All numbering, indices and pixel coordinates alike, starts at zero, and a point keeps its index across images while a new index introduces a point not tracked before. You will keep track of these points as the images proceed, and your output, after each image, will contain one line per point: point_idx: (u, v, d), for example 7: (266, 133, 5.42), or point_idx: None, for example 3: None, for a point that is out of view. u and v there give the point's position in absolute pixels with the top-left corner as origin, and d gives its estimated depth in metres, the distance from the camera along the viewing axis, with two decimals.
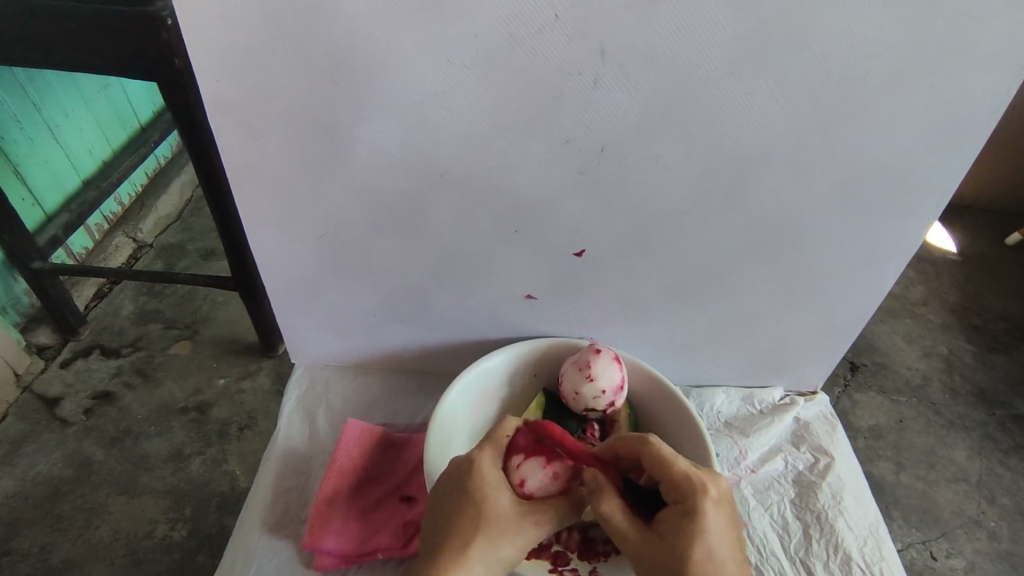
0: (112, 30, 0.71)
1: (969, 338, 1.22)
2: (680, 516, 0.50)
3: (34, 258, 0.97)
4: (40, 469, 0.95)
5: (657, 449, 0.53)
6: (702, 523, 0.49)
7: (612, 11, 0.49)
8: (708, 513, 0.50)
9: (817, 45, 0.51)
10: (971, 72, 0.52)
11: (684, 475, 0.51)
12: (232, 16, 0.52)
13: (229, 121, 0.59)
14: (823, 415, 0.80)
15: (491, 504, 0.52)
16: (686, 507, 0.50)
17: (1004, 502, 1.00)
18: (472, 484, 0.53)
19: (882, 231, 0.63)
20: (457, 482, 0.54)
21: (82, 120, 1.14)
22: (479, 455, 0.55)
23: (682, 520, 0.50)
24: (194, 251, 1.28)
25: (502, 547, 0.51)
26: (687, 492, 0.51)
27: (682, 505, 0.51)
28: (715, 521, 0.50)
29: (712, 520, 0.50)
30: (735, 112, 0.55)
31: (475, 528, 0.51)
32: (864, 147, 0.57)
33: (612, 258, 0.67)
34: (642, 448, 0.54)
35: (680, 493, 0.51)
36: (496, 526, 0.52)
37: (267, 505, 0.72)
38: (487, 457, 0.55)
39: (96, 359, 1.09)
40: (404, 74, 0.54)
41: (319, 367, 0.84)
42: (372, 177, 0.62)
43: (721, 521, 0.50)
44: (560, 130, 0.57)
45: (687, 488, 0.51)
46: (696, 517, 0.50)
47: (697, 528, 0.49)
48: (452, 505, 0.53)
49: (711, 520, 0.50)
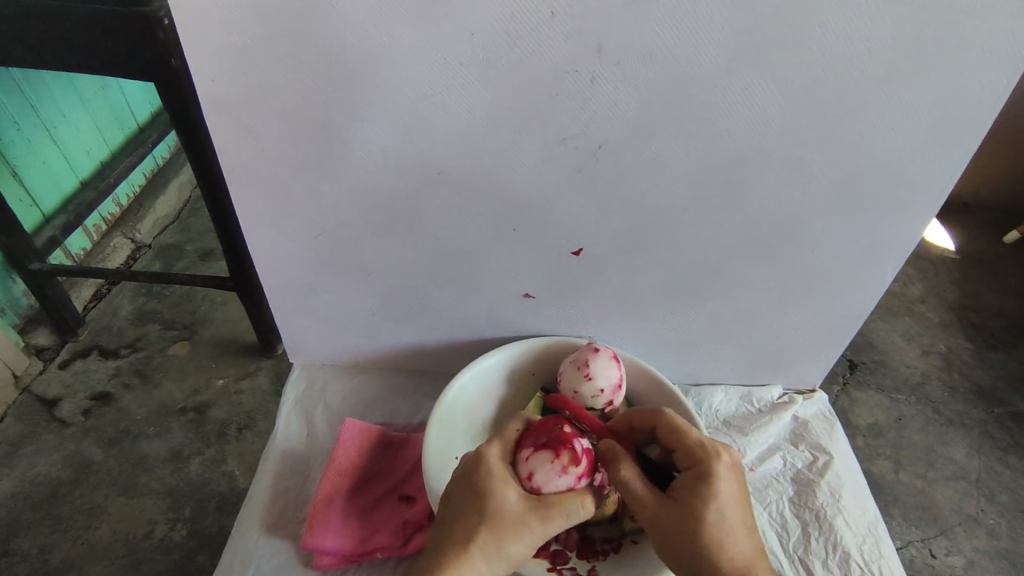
0: (109, 30, 0.71)
1: (968, 336, 1.22)
2: (695, 479, 0.51)
3: (32, 258, 0.97)
4: (39, 470, 0.95)
5: (672, 417, 0.56)
6: (717, 484, 0.51)
7: (608, 9, 0.49)
8: (722, 474, 0.51)
9: (813, 42, 0.51)
10: (968, 69, 0.52)
11: (697, 441, 0.54)
12: (228, 16, 0.52)
13: (225, 121, 0.59)
14: (821, 414, 0.80)
15: (499, 498, 0.52)
16: (700, 470, 0.52)
17: (1003, 500, 1.00)
18: (481, 475, 0.53)
19: (879, 228, 0.63)
20: (466, 479, 0.54)
21: (80, 120, 1.14)
22: (487, 451, 0.55)
23: (697, 482, 0.51)
24: (192, 251, 1.28)
25: (514, 540, 0.51)
26: (701, 455, 0.52)
27: (695, 468, 0.52)
28: (728, 482, 0.51)
29: (725, 483, 0.51)
30: (732, 110, 0.55)
31: (481, 528, 0.51)
32: (861, 144, 0.57)
33: (610, 257, 0.67)
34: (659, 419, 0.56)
35: (694, 456, 0.53)
36: (503, 522, 0.51)
37: (266, 504, 0.72)
38: (496, 453, 0.55)
39: (94, 360, 1.08)
40: (401, 73, 0.54)
41: (317, 367, 0.84)
42: (369, 176, 0.62)
43: (734, 485, 0.52)
44: (557, 128, 0.57)
45: (700, 452, 0.53)
46: (711, 478, 0.51)
47: (712, 489, 0.50)
48: (457, 509, 0.53)
49: (724, 482, 0.51)
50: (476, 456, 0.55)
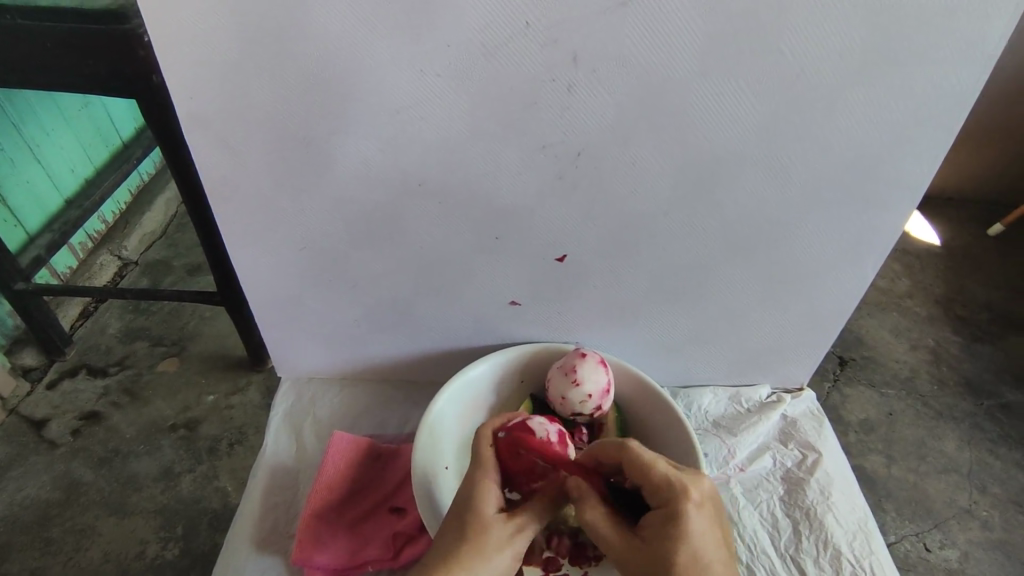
0: (88, 49, 0.71)
1: (955, 329, 1.23)
2: (663, 520, 0.50)
3: (17, 278, 0.96)
4: (28, 492, 0.94)
5: (637, 451, 0.53)
6: (683, 525, 0.49)
7: (582, 19, 0.50)
8: (690, 516, 0.49)
9: (785, 45, 0.51)
10: (938, 67, 0.52)
11: (665, 477, 0.51)
12: (204, 33, 0.52)
13: (204, 137, 0.59)
14: (809, 411, 0.81)
15: (486, 512, 0.51)
16: (669, 511, 0.50)
17: (995, 491, 1.01)
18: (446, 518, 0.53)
19: (857, 227, 0.64)
20: (459, 504, 0.53)
21: (63, 138, 1.14)
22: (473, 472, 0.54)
23: (666, 524, 0.49)
24: (180, 267, 1.27)
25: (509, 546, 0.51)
26: (668, 495, 0.50)
27: (665, 509, 0.50)
28: (698, 524, 0.49)
29: (695, 524, 0.49)
30: (708, 114, 0.55)
31: (470, 544, 0.50)
32: (837, 144, 0.57)
33: (593, 262, 0.67)
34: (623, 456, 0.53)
35: (662, 495, 0.51)
36: (488, 536, 0.51)
37: (256, 521, 0.72)
38: (479, 470, 0.54)
39: (83, 379, 1.08)
40: (379, 86, 0.54)
41: (305, 381, 0.84)
42: (351, 189, 0.62)
43: (704, 523, 0.49)
44: (536, 136, 0.57)
45: (667, 491, 0.50)
46: (676, 520, 0.49)
47: (679, 530, 0.49)
48: (449, 533, 0.51)
49: (693, 526, 0.49)
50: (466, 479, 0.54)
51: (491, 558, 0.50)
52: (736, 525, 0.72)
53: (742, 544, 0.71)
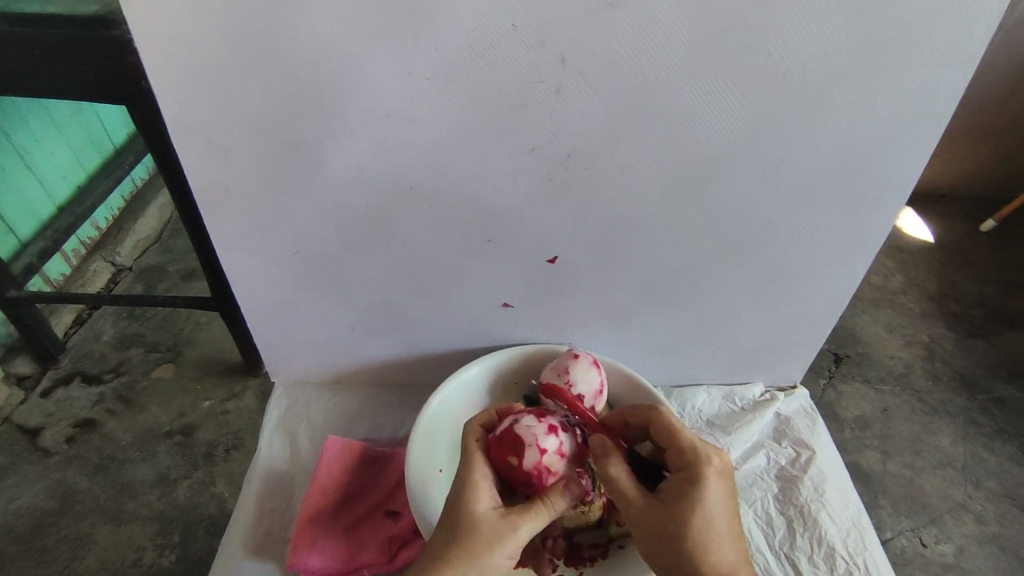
0: (78, 55, 0.71)
1: (948, 325, 1.23)
2: (685, 482, 0.51)
3: (10, 286, 0.96)
4: (23, 501, 0.94)
5: (667, 418, 0.56)
6: (707, 488, 0.51)
7: (569, 22, 0.50)
8: (711, 481, 0.51)
9: (772, 45, 0.51)
10: (923, 66, 0.53)
11: (690, 444, 0.53)
12: (192, 40, 0.52)
13: (194, 144, 0.59)
14: (803, 409, 0.81)
15: (480, 515, 0.51)
16: (690, 475, 0.51)
17: (990, 485, 1.01)
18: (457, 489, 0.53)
19: (847, 225, 0.64)
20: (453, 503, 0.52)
21: (54, 145, 1.13)
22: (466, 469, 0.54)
23: (687, 486, 0.51)
24: (174, 273, 1.27)
25: (512, 541, 0.51)
26: (691, 460, 0.52)
27: (685, 474, 0.52)
28: (716, 490, 0.51)
29: (714, 488, 0.51)
30: (696, 115, 0.55)
31: (468, 549, 0.50)
32: (826, 143, 0.58)
33: (585, 263, 0.68)
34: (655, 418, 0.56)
35: (685, 460, 0.52)
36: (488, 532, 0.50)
37: (250, 526, 0.71)
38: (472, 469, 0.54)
39: (77, 387, 1.07)
40: (367, 90, 0.54)
41: (300, 385, 0.84)
42: (342, 194, 0.62)
43: (723, 491, 0.51)
44: (526, 138, 0.57)
45: (691, 457, 0.52)
46: (699, 485, 0.51)
47: (701, 493, 0.50)
48: (448, 527, 0.51)
49: (714, 489, 0.51)
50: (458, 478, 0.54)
51: (492, 556, 0.50)
52: None
53: None
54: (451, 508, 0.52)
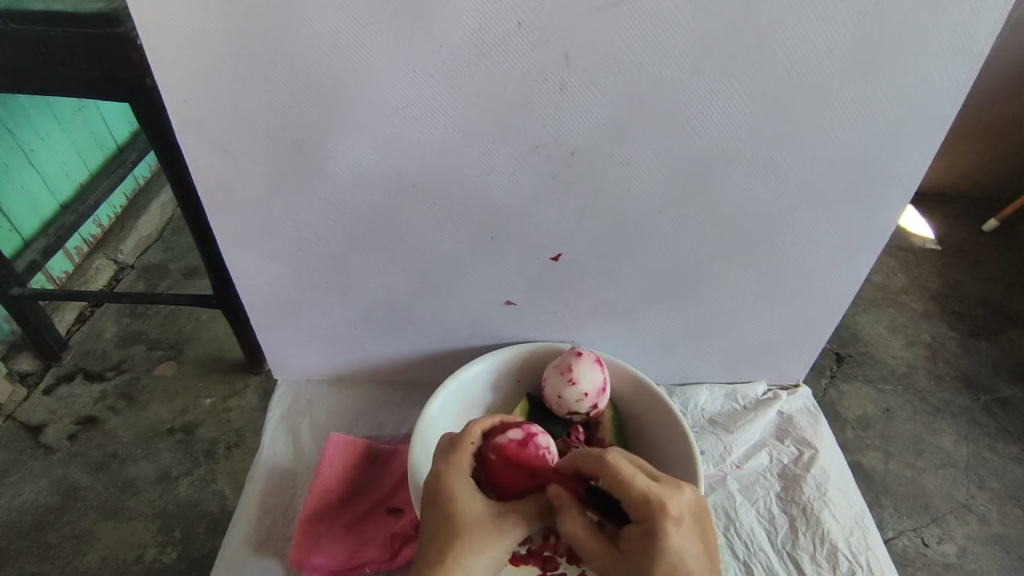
0: (81, 53, 0.71)
1: (952, 325, 1.23)
2: (642, 537, 0.48)
3: (12, 283, 0.96)
4: (26, 498, 0.94)
5: (614, 461, 0.50)
6: (664, 544, 0.46)
7: (573, 18, 0.50)
8: (669, 535, 0.46)
9: (778, 43, 0.51)
10: (929, 64, 0.53)
11: (643, 494, 0.48)
12: (197, 37, 0.52)
13: (200, 141, 0.59)
14: (806, 408, 0.81)
15: (463, 520, 0.50)
16: (649, 527, 0.47)
17: (993, 485, 1.01)
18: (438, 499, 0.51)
19: (851, 223, 0.64)
20: (431, 502, 0.52)
21: (57, 142, 1.14)
22: (444, 466, 0.53)
23: (647, 540, 0.47)
24: (177, 270, 1.27)
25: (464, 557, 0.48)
26: (647, 513, 0.48)
27: (643, 526, 0.48)
28: (679, 541, 0.47)
29: (675, 543, 0.47)
30: (700, 113, 0.55)
31: (446, 539, 0.49)
32: (830, 142, 0.58)
33: (588, 261, 0.68)
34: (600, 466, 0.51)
35: (641, 512, 0.48)
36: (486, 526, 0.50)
37: (253, 522, 0.72)
38: (454, 468, 0.53)
39: (79, 384, 1.08)
40: (372, 89, 0.55)
41: (303, 383, 0.84)
42: (347, 193, 0.62)
43: (684, 541, 0.47)
44: (530, 136, 0.57)
45: (645, 508, 0.48)
46: (657, 539, 0.47)
47: (658, 550, 0.46)
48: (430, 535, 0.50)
49: (673, 544, 0.47)
50: (433, 477, 0.53)
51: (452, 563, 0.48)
52: (733, 522, 0.72)
53: (739, 541, 0.71)
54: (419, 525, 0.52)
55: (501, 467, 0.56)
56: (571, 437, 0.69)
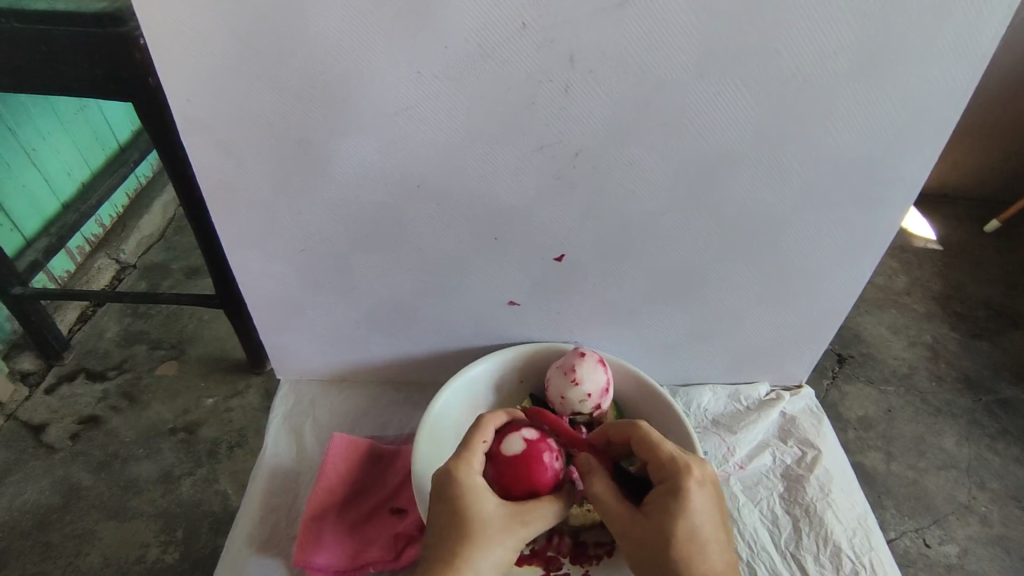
0: (85, 52, 0.71)
1: (953, 326, 1.23)
2: (665, 494, 0.50)
3: (14, 283, 0.96)
4: (28, 497, 0.94)
5: (644, 429, 0.54)
6: (688, 501, 0.49)
7: (578, 19, 0.50)
8: (693, 492, 0.49)
9: (783, 43, 0.51)
10: (933, 65, 0.53)
11: (670, 456, 0.51)
12: (202, 36, 0.52)
13: (204, 141, 0.59)
14: (809, 409, 0.81)
15: (472, 519, 0.50)
16: (671, 487, 0.50)
17: (994, 486, 1.01)
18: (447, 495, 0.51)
19: (855, 224, 0.64)
20: (439, 497, 0.52)
21: (59, 142, 1.13)
22: (455, 462, 0.53)
23: (669, 499, 0.50)
24: (178, 270, 1.27)
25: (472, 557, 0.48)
26: (672, 471, 0.50)
27: (667, 485, 0.50)
28: (701, 499, 0.49)
29: (697, 501, 0.49)
30: (704, 113, 0.55)
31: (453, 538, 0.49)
32: (834, 143, 0.58)
33: (592, 262, 0.68)
34: (632, 432, 0.54)
35: (666, 473, 0.51)
36: (496, 526, 0.50)
37: (256, 522, 0.72)
38: (467, 465, 0.53)
39: (81, 384, 1.08)
40: (376, 89, 0.55)
41: (306, 382, 0.84)
42: (351, 193, 0.62)
43: (706, 502, 0.50)
44: (534, 136, 0.57)
45: (671, 468, 0.51)
46: (682, 496, 0.49)
47: (682, 506, 0.49)
48: (440, 531, 0.50)
49: (695, 503, 0.49)
50: (443, 471, 0.53)
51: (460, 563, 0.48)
52: (736, 523, 0.72)
53: (742, 542, 0.71)
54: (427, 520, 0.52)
55: (509, 468, 0.56)
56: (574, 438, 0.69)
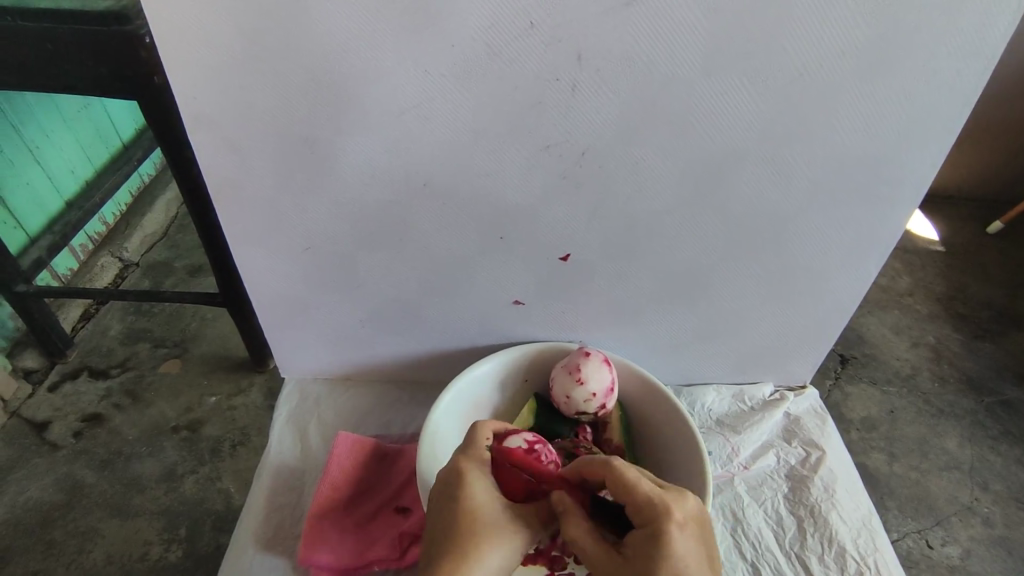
0: (91, 51, 0.71)
1: (957, 327, 1.23)
2: (646, 539, 0.46)
3: (18, 280, 0.96)
4: (30, 495, 0.94)
5: (621, 469, 0.49)
6: (669, 546, 0.44)
7: (586, 18, 0.50)
8: (674, 537, 0.45)
9: (791, 43, 0.51)
10: (942, 64, 0.52)
11: (648, 497, 0.47)
12: (209, 34, 0.52)
13: (210, 139, 0.59)
14: (813, 409, 0.81)
15: (479, 516, 0.50)
16: (651, 530, 0.46)
17: (997, 488, 1.01)
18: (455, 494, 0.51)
19: (861, 223, 0.64)
20: (446, 494, 0.52)
21: (63, 139, 1.13)
22: (466, 465, 0.54)
23: (649, 543, 0.45)
24: (181, 268, 1.27)
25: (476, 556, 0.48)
26: (651, 513, 0.46)
27: (647, 528, 0.46)
28: (684, 545, 0.45)
29: (680, 545, 0.45)
30: (711, 113, 0.55)
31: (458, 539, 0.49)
32: (840, 142, 0.57)
33: (597, 261, 0.68)
34: (608, 473, 0.49)
35: (643, 515, 0.46)
36: (501, 525, 0.50)
37: (261, 521, 0.72)
38: (474, 464, 0.54)
39: (84, 381, 1.08)
40: (384, 88, 0.55)
41: (310, 381, 0.84)
42: (357, 192, 0.62)
43: (689, 545, 0.45)
44: (540, 136, 0.57)
45: (649, 510, 0.46)
46: (661, 540, 0.45)
47: (663, 552, 0.44)
48: (441, 530, 0.50)
49: (678, 546, 0.45)
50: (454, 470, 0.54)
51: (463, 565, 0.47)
52: (740, 523, 0.72)
53: (747, 541, 0.71)
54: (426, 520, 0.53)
55: (500, 483, 0.55)
56: (578, 437, 0.69)
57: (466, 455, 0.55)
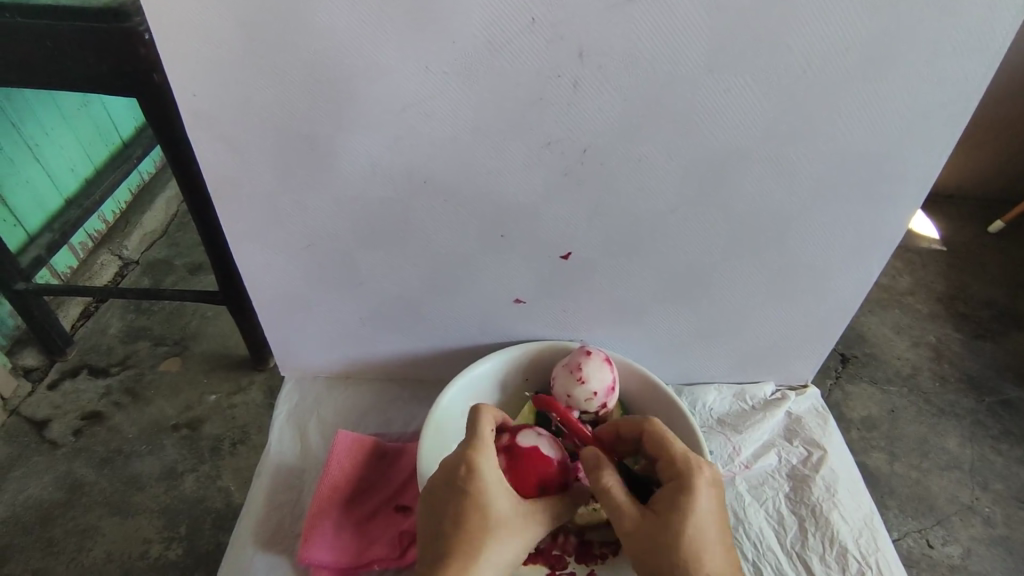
0: (90, 48, 0.71)
1: (957, 326, 1.23)
2: (676, 490, 0.52)
3: (17, 278, 0.95)
4: (30, 493, 0.94)
5: (659, 428, 0.56)
6: (696, 499, 0.51)
7: (588, 14, 0.50)
8: (702, 491, 0.51)
9: (794, 40, 0.51)
10: (946, 61, 0.52)
11: (681, 454, 0.54)
12: (209, 31, 0.52)
13: (210, 137, 0.59)
14: (814, 409, 0.81)
15: (488, 516, 0.51)
16: (681, 482, 0.52)
17: (997, 487, 1.01)
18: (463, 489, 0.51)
19: (864, 222, 0.64)
20: (452, 486, 0.52)
21: (62, 137, 1.13)
22: (472, 456, 0.52)
23: (677, 493, 0.52)
24: (181, 267, 1.27)
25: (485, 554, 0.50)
26: (680, 470, 0.53)
27: (676, 481, 0.52)
28: (707, 501, 0.51)
29: (704, 501, 0.51)
30: (713, 111, 0.55)
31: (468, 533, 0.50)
32: (844, 140, 0.57)
33: (599, 259, 0.67)
34: (647, 428, 0.57)
35: (675, 469, 0.53)
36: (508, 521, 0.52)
37: (261, 520, 0.71)
38: (481, 456, 0.53)
39: (84, 379, 1.08)
40: (385, 85, 0.54)
41: (310, 380, 0.84)
42: (358, 189, 0.62)
43: (712, 504, 0.51)
44: (541, 133, 0.57)
45: (680, 467, 0.53)
46: (689, 493, 0.51)
47: (690, 502, 0.51)
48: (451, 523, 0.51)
49: (702, 501, 0.51)
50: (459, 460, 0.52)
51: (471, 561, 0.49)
52: (742, 523, 0.72)
53: (748, 541, 0.71)
54: (430, 497, 0.53)
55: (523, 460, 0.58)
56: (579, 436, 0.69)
57: (472, 446, 0.53)
